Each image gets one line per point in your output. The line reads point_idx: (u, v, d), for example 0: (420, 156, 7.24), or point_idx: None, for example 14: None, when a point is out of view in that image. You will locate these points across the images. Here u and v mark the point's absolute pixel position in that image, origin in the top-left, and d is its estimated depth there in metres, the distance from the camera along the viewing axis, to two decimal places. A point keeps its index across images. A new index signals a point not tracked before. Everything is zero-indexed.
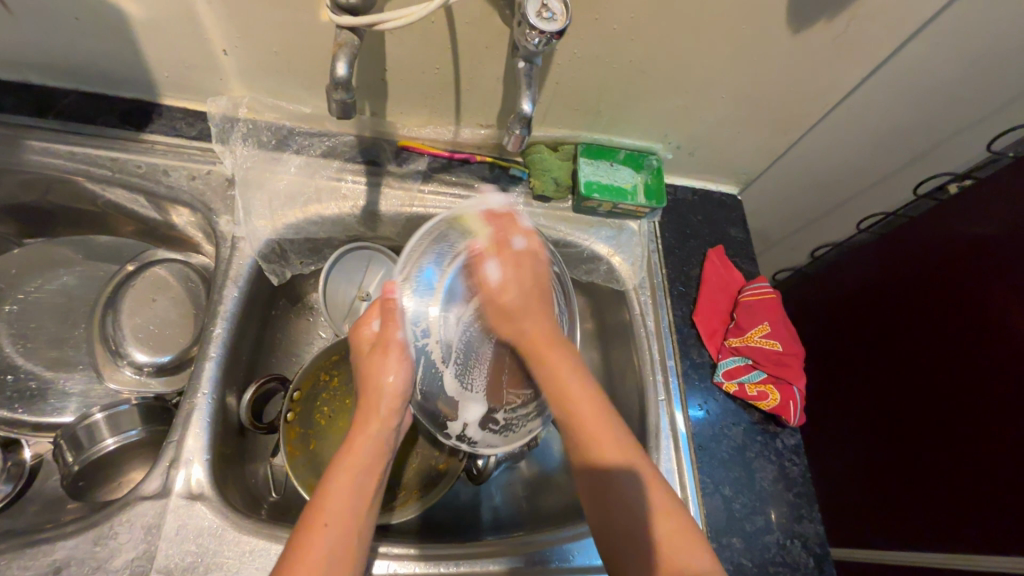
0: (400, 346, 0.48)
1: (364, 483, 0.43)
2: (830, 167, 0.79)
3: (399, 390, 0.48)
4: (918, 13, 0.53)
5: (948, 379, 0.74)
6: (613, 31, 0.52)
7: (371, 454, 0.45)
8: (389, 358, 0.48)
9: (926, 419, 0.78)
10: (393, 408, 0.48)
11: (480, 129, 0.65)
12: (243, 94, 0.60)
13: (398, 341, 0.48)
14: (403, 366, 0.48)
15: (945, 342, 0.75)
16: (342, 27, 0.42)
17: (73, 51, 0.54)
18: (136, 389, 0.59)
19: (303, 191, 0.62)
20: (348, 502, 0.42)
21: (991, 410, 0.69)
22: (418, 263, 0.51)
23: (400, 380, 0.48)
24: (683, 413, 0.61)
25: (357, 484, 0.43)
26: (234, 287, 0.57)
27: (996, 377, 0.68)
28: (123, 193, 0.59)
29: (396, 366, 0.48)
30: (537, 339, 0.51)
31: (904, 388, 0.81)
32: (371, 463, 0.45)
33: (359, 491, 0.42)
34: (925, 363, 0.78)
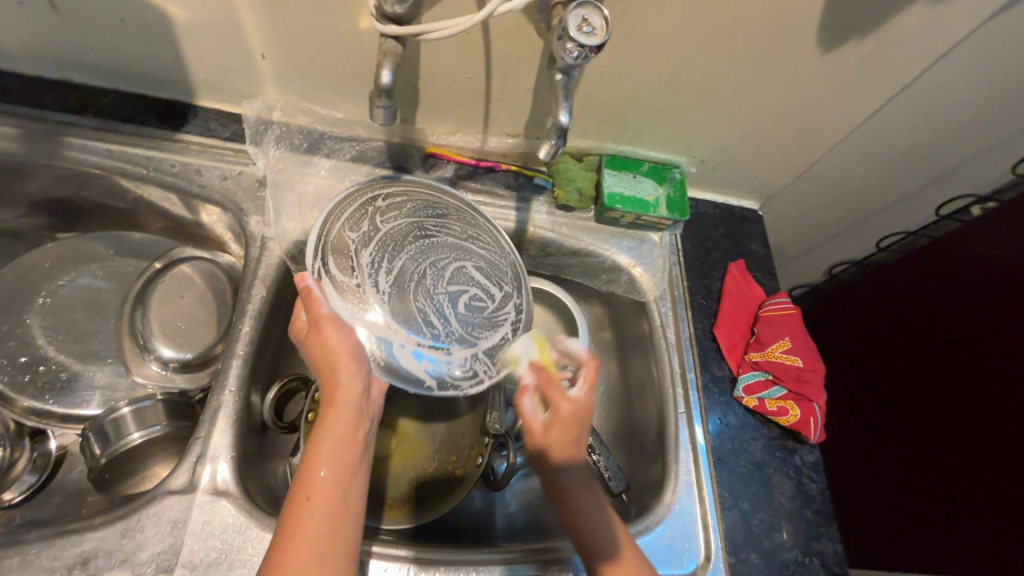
0: (336, 317, 0.43)
1: (343, 453, 0.41)
2: (853, 184, 0.79)
3: (356, 356, 0.42)
4: (949, 36, 0.54)
5: (964, 401, 0.74)
6: (645, 46, 0.53)
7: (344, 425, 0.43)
8: (328, 332, 0.42)
9: (943, 440, 0.77)
10: (353, 375, 0.42)
11: (507, 138, 0.66)
12: (277, 97, 0.61)
13: (326, 316, 0.42)
14: (344, 336, 0.42)
15: (959, 363, 0.75)
16: (386, 35, 0.41)
17: (117, 51, 0.56)
18: (160, 384, 0.59)
19: (333, 194, 0.63)
20: (331, 474, 0.40)
21: (1008, 434, 0.68)
22: (334, 241, 0.45)
23: (350, 344, 0.42)
24: (702, 427, 0.61)
25: (336, 459, 0.41)
26: (262, 287, 0.58)
27: (1011, 400, 0.68)
28: (157, 191, 0.60)
29: (337, 338, 0.42)
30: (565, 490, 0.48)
31: (921, 408, 0.81)
32: (345, 436, 0.42)
33: (340, 468, 0.40)
34: (942, 384, 0.77)
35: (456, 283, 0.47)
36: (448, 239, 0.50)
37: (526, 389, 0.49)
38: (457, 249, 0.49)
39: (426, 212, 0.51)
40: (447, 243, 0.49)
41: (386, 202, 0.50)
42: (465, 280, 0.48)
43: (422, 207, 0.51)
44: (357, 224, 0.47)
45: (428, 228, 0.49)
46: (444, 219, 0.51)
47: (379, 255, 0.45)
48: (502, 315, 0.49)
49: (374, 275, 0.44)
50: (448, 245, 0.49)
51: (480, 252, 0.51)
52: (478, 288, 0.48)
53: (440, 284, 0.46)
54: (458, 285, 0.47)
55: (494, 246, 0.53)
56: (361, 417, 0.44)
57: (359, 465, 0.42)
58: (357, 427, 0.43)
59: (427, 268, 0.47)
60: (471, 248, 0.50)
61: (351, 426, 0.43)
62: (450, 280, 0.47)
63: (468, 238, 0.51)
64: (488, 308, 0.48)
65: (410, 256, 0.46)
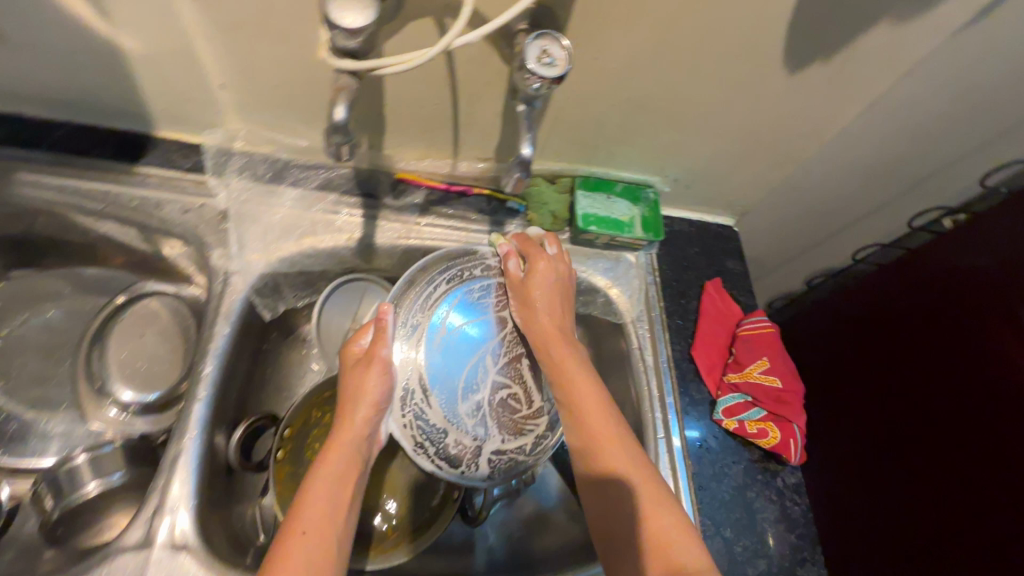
0: (385, 362, 0.51)
1: (341, 489, 0.48)
2: (827, 199, 0.79)
3: (380, 402, 0.51)
4: (913, 55, 0.54)
5: (948, 422, 0.73)
6: (613, 70, 0.53)
7: (346, 462, 0.49)
8: (370, 373, 0.51)
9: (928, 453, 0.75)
10: (368, 419, 0.50)
11: (478, 162, 0.65)
12: (239, 126, 0.59)
13: (384, 358, 0.51)
14: (384, 381, 0.51)
15: (945, 375, 0.74)
16: (342, 71, 0.39)
17: (68, 84, 0.53)
18: (119, 429, 0.57)
19: (299, 224, 0.61)
20: (325, 504, 0.46)
21: (996, 457, 0.67)
22: (420, 292, 0.54)
23: (378, 393, 0.50)
24: (681, 440, 0.61)
25: (332, 491, 0.47)
26: (226, 323, 0.56)
27: (996, 421, 0.67)
28: (115, 226, 0.58)
29: (377, 380, 0.51)
30: (554, 339, 0.54)
31: (905, 419, 0.80)
32: (344, 471, 0.49)
33: (334, 500, 0.46)
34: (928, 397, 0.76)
35: (496, 381, 0.53)
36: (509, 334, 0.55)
37: (509, 253, 0.59)
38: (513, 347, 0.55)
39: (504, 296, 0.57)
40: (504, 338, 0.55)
41: (482, 275, 0.57)
42: (510, 379, 0.54)
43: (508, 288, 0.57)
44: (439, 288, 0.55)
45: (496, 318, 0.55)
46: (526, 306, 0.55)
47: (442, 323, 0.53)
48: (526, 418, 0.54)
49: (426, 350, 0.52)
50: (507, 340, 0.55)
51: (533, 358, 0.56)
52: (521, 390, 0.54)
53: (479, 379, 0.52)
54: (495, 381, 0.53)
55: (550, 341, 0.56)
56: (360, 457, 0.50)
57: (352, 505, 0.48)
58: (355, 466, 0.49)
59: (481, 355, 0.53)
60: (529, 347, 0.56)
61: (347, 463, 0.49)
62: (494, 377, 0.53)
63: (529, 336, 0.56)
64: (519, 411, 0.54)
65: (467, 343, 0.53)
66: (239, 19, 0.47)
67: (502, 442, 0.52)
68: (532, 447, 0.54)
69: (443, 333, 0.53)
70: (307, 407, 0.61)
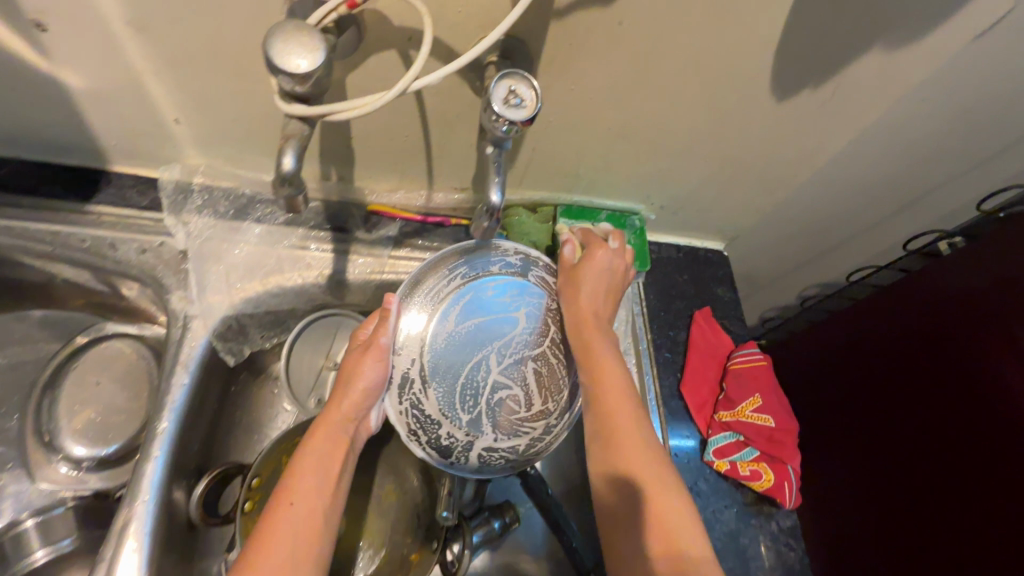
0: (383, 350, 0.49)
1: (328, 470, 0.46)
2: (819, 222, 0.76)
3: (371, 389, 0.49)
4: (905, 81, 0.52)
5: (929, 436, 0.67)
6: (590, 101, 0.50)
7: (332, 443, 0.47)
8: (368, 358, 0.49)
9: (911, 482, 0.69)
10: (360, 402, 0.49)
11: (454, 193, 0.62)
12: (198, 160, 0.56)
13: (384, 345, 0.49)
14: (379, 367, 0.49)
15: (927, 402, 0.68)
16: (291, 116, 0.36)
17: (10, 120, 0.50)
18: (71, 487, 0.53)
19: (264, 262, 0.58)
20: (314, 483, 0.44)
21: (992, 492, 0.60)
22: (442, 275, 0.52)
23: (374, 379, 0.49)
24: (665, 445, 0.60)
25: (320, 471, 0.45)
26: (184, 373, 0.52)
27: (984, 443, 0.61)
28: (67, 267, 0.55)
29: (372, 366, 0.49)
30: (588, 321, 0.51)
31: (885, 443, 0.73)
32: (331, 452, 0.47)
33: (324, 478, 0.45)
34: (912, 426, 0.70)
35: (505, 380, 0.51)
36: (525, 332, 0.52)
37: (570, 240, 0.56)
38: (529, 345, 0.52)
39: (531, 292, 0.53)
40: (520, 339, 0.52)
41: (500, 271, 0.53)
42: (513, 381, 0.51)
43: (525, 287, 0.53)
44: (456, 276, 0.52)
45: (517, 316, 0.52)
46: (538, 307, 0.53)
47: (457, 313, 0.51)
48: (529, 422, 0.51)
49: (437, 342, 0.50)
50: (524, 337, 0.52)
51: (550, 359, 0.52)
52: (523, 392, 0.51)
53: (486, 376, 0.51)
54: (502, 378, 0.51)
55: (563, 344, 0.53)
56: (348, 437, 0.49)
57: (340, 485, 0.46)
58: (342, 449, 0.48)
59: (485, 353, 0.51)
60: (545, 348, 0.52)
61: (337, 441, 0.47)
62: (501, 375, 0.51)
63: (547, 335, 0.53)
64: (522, 415, 0.51)
65: (479, 336, 0.51)
66: (187, 54, 0.44)
67: (494, 440, 0.51)
68: (527, 449, 0.52)
69: (455, 322, 0.51)
70: (276, 454, 0.56)
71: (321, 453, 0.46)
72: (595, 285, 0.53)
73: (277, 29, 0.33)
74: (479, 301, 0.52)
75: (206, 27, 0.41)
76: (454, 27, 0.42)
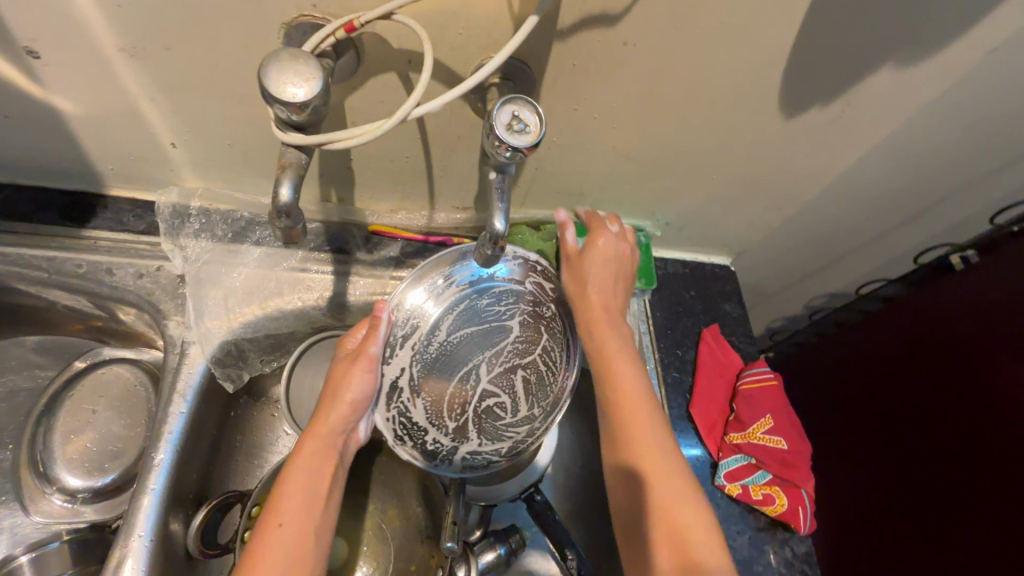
0: (372, 360, 0.49)
1: (316, 487, 0.44)
2: (827, 236, 0.75)
3: (359, 400, 0.48)
4: (918, 96, 0.50)
5: (936, 449, 0.66)
6: (594, 120, 0.49)
7: (321, 457, 0.45)
8: (356, 367, 0.48)
9: (916, 495, 0.68)
10: (349, 413, 0.48)
11: (455, 212, 0.61)
12: (196, 184, 0.55)
13: (373, 355, 0.49)
14: (367, 379, 0.49)
15: (938, 418, 0.67)
16: (288, 144, 0.35)
17: (5, 146, 0.49)
18: (66, 519, 0.52)
19: (263, 286, 0.57)
20: (305, 498, 0.43)
21: (1001, 515, 0.59)
22: (433, 278, 0.53)
23: (362, 388, 0.48)
24: None
25: (307, 488, 0.43)
26: (181, 401, 0.51)
27: (994, 463, 0.60)
28: (62, 294, 0.54)
29: (361, 377, 0.48)
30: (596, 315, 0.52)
31: (892, 455, 0.72)
32: (320, 468, 0.44)
33: (313, 492, 0.43)
34: (922, 440, 0.68)
35: (489, 387, 0.55)
36: (509, 343, 0.56)
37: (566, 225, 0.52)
38: (514, 357, 0.56)
39: (518, 302, 0.56)
40: (506, 349, 0.55)
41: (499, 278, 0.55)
42: (499, 390, 0.56)
43: (520, 294, 0.56)
44: (444, 285, 0.53)
45: (500, 327, 0.55)
46: (532, 313, 0.56)
47: (447, 321, 0.54)
48: (510, 427, 0.56)
49: (424, 350, 0.54)
50: (507, 348, 0.56)
51: (536, 370, 0.56)
52: (509, 400, 0.56)
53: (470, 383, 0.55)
54: (486, 386, 0.55)
55: (546, 356, 0.57)
56: (337, 448, 0.47)
57: (330, 502, 0.44)
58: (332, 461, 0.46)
59: (476, 363, 0.55)
60: (530, 360, 0.56)
61: (326, 455, 0.45)
62: (485, 383, 0.55)
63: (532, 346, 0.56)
64: (504, 420, 0.56)
65: (466, 345, 0.55)
66: (182, 80, 0.43)
67: (478, 445, 0.56)
68: (509, 452, 0.57)
69: (442, 329, 0.54)
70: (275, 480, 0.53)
71: (310, 469, 0.44)
72: (607, 273, 0.53)
73: (271, 58, 0.32)
74: (465, 309, 0.54)
75: (202, 53, 0.40)
76: (455, 49, 0.41)
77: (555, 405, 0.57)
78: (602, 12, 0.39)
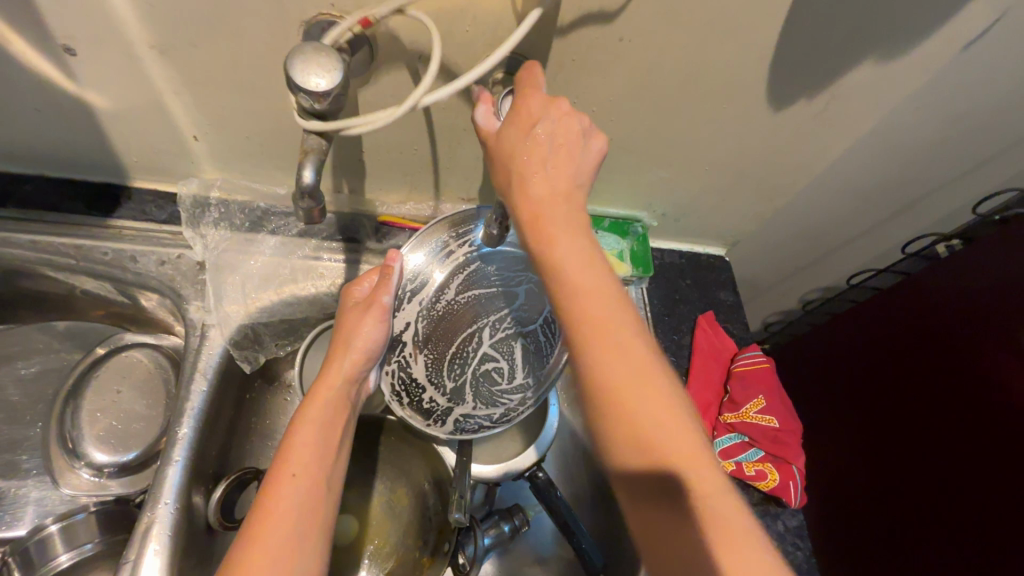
0: (382, 312, 0.52)
1: (330, 436, 0.48)
2: (818, 228, 0.78)
3: (370, 351, 0.52)
4: (899, 89, 0.53)
5: (924, 417, 0.69)
6: (592, 113, 0.52)
7: (333, 408, 0.49)
8: (367, 319, 0.52)
9: (902, 461, 0.72)
10: (357, 364, 0.52)
11: (461, 203, 0.64)
12: (215, 176, 0.59)
13: (384, 304, 0.52)
14: (379, 327, 0.52)
15: (926, 391, 0.69)
16: (309, 132, 0.39)
17: (38, 140, 0.53)
18: (94, 493, 0.55)
19: (278, 272, 0.60)
20: (316, 446, 0.46)
21: (983, 481, 0.62)
22: (432, 239, 0.56)
23: (370, 339, 0.52)
24: None
25: (319, 438, 0.46)
26: (202, 380, 0.54)
27: (979, 433, 0.63)
28: (89, 280, 0.57)
29: (372, 327, 0.52)
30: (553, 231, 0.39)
31: (882, 423, 0.75)
32: (332, 419, 0.49)
33: (324, 441, 0.46)
34: (911, 410, 0.71)
35: (486, 352, 0.60)
36: (508, 309, 0.60)
37: (484, 99, 0.42)
38: (513, 324, 0.60)
39: (523, 272, 0.59)
40: (507, 316, 0.60)
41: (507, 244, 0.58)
42: (498, 355, 0.60)
43: (529, 264, 0.60)
44: (449, 248, 0.57)
45: (500, 293, 0.60)
46: (537, 283, 0.60)
47: (450, 280, 0.58)
48: (504, 391, 0.59)
49: (429, 308, 0.58)
50: (506, 314, 0.60)
51: (535, 338, 0.60)
52: (506, 366, 0.59)
53: (469, 347, 0.59)
54: (482, 350, 0.60)
55: (545, 326, 0.60)
56: (346, 401, 0.51)
57: (341, 452, 0.48)
58: (341, 412, 0.50)
59: (479, 328, 0.60)
60: (530, 329, 0.60)
61: (337, 407, 0.49)
62: (484, 348, 0.60)
63: (533, 315, 0.60)
64: (499, 384, 0.59)
65: (465, 306, 0.59)
66: (207, 76, 0.46)
67: (473, 408, 0.59)
68: (502, 418, 0.58)
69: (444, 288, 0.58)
70: None
71: (323, 418, 0.48)
72: (557, 159, 0.39)
73: (296, 52, 0.35)
74: (466, 272, 0.58)
75: (226, 50, 0.43)
76: (462, 45, 0.44)
77: (552, 377, 0.60)
78: (599, 10, 0.42)
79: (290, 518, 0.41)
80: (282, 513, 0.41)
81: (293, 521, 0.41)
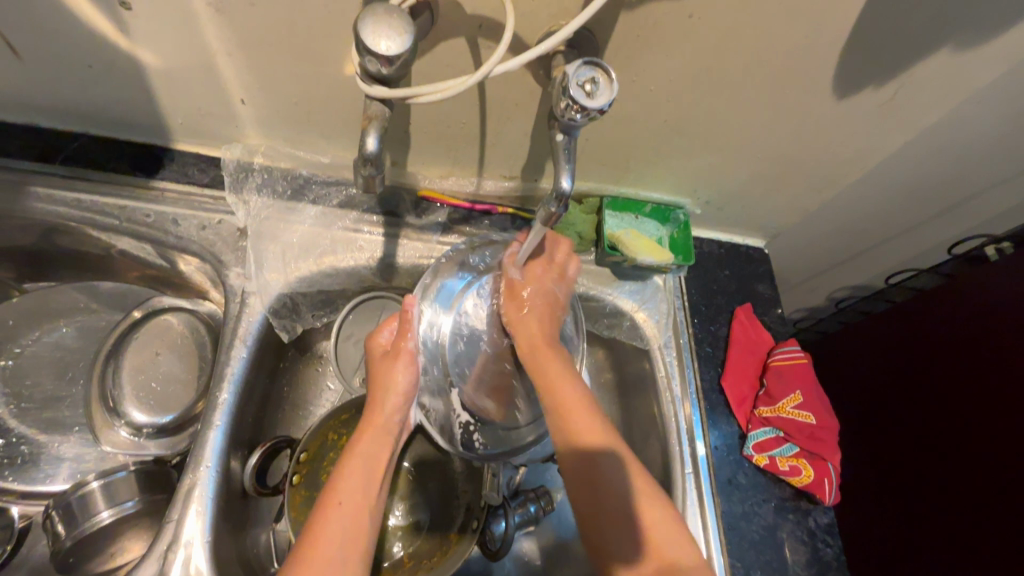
0: (411, 354, 0.53)
1: (373, 468, 0.49)
2: (863, 224, 0.75)
3: (408, 391, 0.53)
4: (972, 80, 0.51)
5: (954, 417, 0.68)
6: (650, 92, 0.50)
7: (378, 442, 0.50)
8: (398, 363, 0.52)
9: (930, 460, 0.71)
10: (398, 405, 0.52)
11: (503, 181, 0.62)
12: (258, 141, 0.58)
13: (410, 350, 0.53)
14: (410, 371, 0.53)
15: (958, 395, 0.69)
16: (372, 98, 0.39)
17: (86, 96, 0.52)
18: (130, 451, 0.56)
19: (318, 242, 0.60)
20: (362, 478, 0.47)
21: (1012, 487, 0.61)
22: (440, 278, 0.57)
23: (407, 381, 0.52)
24: (705, 447, 0.60)
25: (366, 470, 0.48)
26: (242, 347, 0.54)
27: (1010, 435, 0.62)
28: (130, 241, 0.57)
29: (403, 371, 0.52)
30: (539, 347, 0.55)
31: (912, 425, 0.74)
32: (376, 453, 0.50)
33: (369, 475, 0.48)
34: (942, 411, 0.70)
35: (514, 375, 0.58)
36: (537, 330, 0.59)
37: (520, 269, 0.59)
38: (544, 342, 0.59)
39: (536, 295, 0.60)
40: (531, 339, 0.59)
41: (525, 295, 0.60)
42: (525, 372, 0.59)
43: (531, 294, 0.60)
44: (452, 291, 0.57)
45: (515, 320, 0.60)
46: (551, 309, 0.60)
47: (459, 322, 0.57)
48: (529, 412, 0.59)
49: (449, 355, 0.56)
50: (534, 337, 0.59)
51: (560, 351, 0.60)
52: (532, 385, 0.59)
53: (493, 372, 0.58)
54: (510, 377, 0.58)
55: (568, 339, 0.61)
56: (392, 433, 0.52)
57: (382, 485, 0.49)
58: (386, 445, 0.51)
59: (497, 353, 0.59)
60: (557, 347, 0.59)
61: (383, 439, 0.51)
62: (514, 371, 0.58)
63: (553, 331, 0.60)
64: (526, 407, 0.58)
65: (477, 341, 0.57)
66: (260, 37, 0.45)
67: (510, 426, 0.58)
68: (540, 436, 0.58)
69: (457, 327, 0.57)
70: (323, 429, 0.57)
71: (369, 451, 0.49)
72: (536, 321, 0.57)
73: (367, 11, 0.34)
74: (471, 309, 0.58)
75: (283, 10, 0.42)
76: (526, 14, 0.42)
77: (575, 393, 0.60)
78: None
79: (334, 549, 0.42)
80: (330, 541, 0.43)
81: (337, 550, 0.42)
